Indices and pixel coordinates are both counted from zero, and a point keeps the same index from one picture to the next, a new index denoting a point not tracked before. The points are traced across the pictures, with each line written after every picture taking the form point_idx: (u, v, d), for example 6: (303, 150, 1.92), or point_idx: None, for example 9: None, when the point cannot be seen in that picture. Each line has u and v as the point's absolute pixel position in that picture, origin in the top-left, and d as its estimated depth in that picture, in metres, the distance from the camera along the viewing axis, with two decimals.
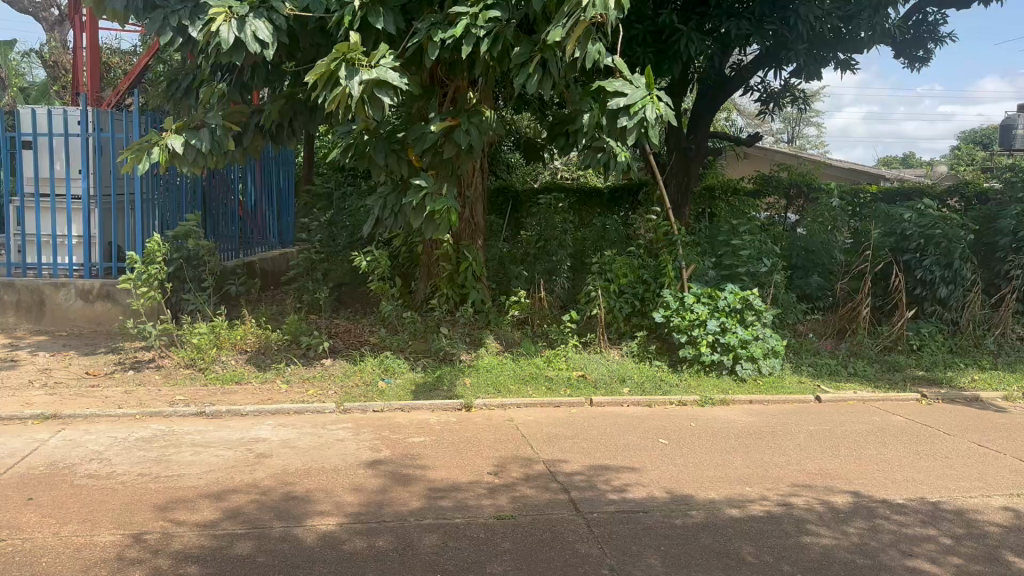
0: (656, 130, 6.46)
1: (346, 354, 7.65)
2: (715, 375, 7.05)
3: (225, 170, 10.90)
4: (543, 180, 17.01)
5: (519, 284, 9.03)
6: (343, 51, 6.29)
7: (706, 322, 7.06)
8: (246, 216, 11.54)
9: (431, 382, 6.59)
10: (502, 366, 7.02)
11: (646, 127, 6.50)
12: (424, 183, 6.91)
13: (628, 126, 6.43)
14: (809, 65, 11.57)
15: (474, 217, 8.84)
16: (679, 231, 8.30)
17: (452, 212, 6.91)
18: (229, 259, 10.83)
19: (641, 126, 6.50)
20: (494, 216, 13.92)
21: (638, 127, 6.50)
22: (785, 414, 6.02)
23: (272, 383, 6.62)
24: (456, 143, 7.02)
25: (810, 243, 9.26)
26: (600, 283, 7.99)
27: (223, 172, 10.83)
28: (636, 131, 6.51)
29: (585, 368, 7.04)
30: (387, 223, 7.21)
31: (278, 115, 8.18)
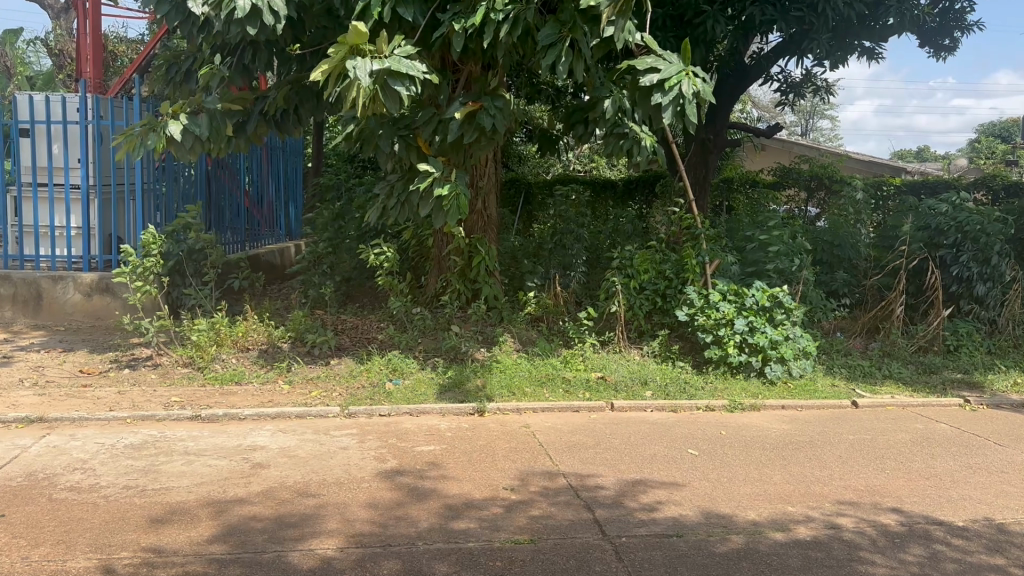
0: (693, 107, 6.08)
1: (352, 352, 7.28)
2: (743, 378, 6.64)
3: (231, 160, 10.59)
4: (556, 172, 16.61)
5: (534, 280, 8.63)
6: (348, 43, 5.89)
7: (734, 321, 6.66)
8: (252, 207, 11.28)
9: (442, 384, 6.21)
10: (517, 366, 6.64)
11: (681, 103, 6.10)
12: (433, 169, 6.55)
13: (663, 102, 6.01)
14: (835, 53, 11.14)
15: (487, 209, 8.45)
16: (703, 223, 7.78)
17: (461, 199, 6.52)
18: (231, 251, 10.56)
19: (677, 102, 6.09)
20: (506, 209, 13.52)
21: (674, 103, 6.08)
22: (821, 421, 5.61)
23: (274, 384, 6.26)
24: (477, 127, 6.65)
25: (836, 238, 8.76)
26: (620, 278, 7.59)
27: (228, 162, 10.52)
28: (673, 106, 6.08)
29: (605, 370, 6.64)
30: (392, 213, 6.86)
31: (284, 102, 7.89)
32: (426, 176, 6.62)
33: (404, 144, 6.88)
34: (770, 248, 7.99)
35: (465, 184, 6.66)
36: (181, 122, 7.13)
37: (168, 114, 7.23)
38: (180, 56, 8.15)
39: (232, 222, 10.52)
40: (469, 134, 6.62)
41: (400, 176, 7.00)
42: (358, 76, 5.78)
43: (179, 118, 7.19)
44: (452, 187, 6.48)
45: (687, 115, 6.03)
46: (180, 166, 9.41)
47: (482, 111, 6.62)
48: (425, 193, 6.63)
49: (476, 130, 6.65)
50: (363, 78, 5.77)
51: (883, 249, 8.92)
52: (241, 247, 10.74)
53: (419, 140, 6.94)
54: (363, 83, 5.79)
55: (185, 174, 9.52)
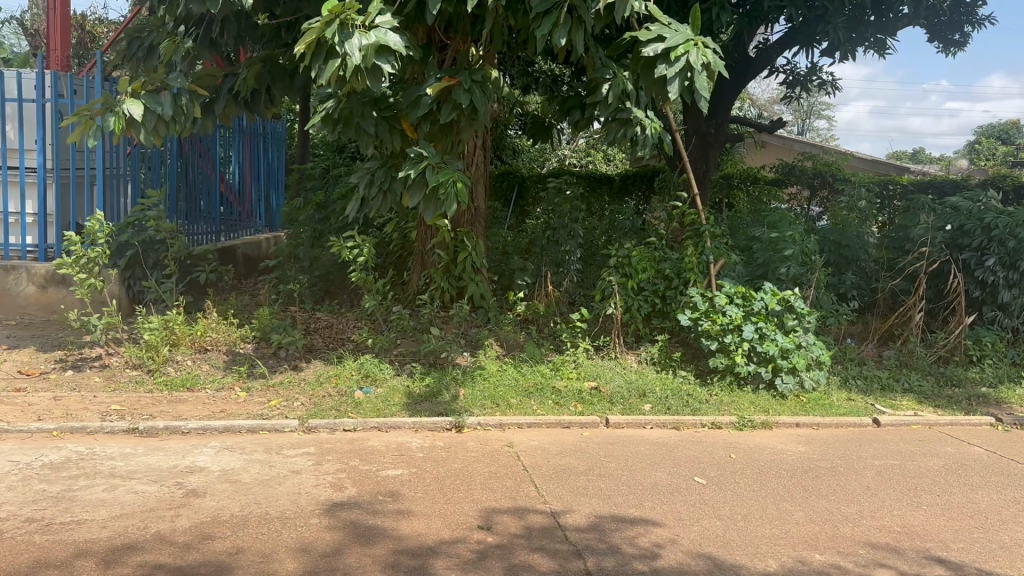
0: (703, 78, 5.46)
1: (322, 355, 6.64)
2: (751, 390, 6.02)
3: (206, 145, 9.94)
4: (551, 165, 16.04)
5: (524, 278, 8.07)
6: (337, 10, 5.14)
7: (742, 327, 6.04)
8: (227, 194, 10.60)
9: (417, 393, 5.58)
10: (502, 374, 6.02)
11: (689, 76, 5.49)
12: (426, 154, 5.84)
13: (668, 74, 5.43)
14: (846, 43, 10.54)
15: (476, 202, 7.80)
16: (708, 218, 7.17)
17: (460, 188, 5.72)
18: (203, 241, 9.87)
19: (685, 73, 5.49)
20: (498, 202, 12.92)
21: (682, 75, 5.49)
22: (841, 442, 5.01)
23: (229, 391, 5.63)
24: (455, 105, 5.97)
25: (840, 237, 8.14)
26: (616, 277, 6.97)
27: (203, 148, 9.90)
28: (680, 79, 5.48)
29: (600, 379, 6.02)
30: (373, 204, 6.19)
31: (255, 81, 7.29)
32: (417, 162, 5.87)
33: (387, 126, 6.16)
34: (780, 247, 7.36)
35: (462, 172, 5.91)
36: (141, 101, 6.30)
37: (127, 92, 6.39)
38: (142, 29, 7.31)
39: (203, 210, 9.88)
40: (447, 113, 5.94)
41: (384, 161, 6.31)
42: (348, 51, 5.11)
43: (139, 97, 6.35)
44: (450, 173, 5.72)
45: (698, 88, 5.40)
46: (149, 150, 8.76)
47: (458, 88, 5.91)
48: (415, 181, 5.91)
49: (453, 109, 5.96)
50: (353, 55, 5.09)
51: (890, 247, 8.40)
52: (216, 237, 10.13)
53: (404, 123, 6.24)
54: (353, 60, 5.10)
55: (154, 157, 8.89)
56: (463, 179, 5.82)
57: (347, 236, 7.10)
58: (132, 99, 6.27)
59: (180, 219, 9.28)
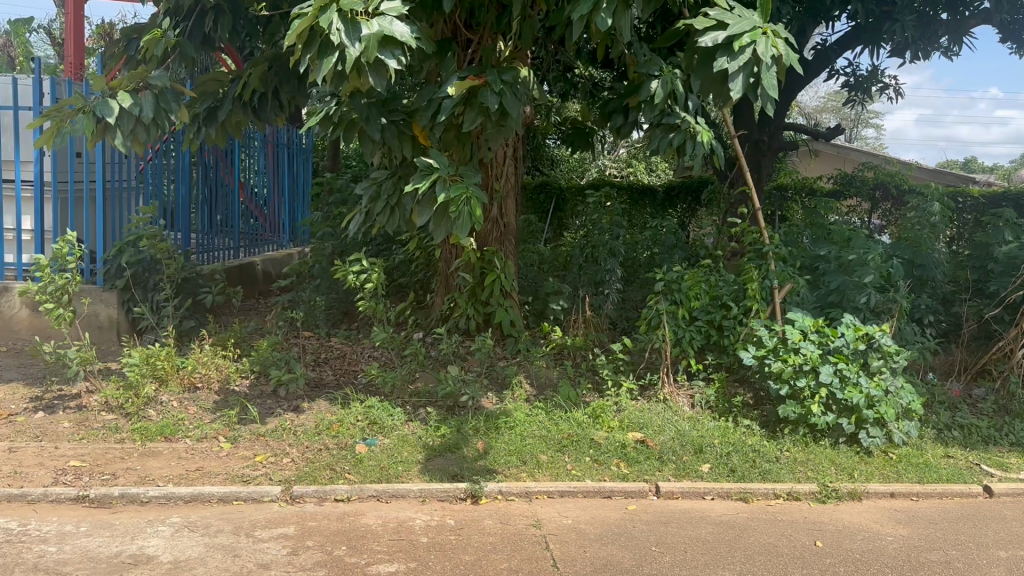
0: (771, 75, 4.54)
1: (328, 394, 5.83)
2: (828, 445, 5.08)
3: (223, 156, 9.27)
4: (590, 176, 15.39)
5: (559, 302, 7.20)
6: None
7: (819, 368, 5.09)
8: (246, 208, 9.90)
9: (430, 446, 4.72)
10: (533, 421, 5.14)
11: (756, 72, 4.59)
12: (437, 165, 5.00)
13: (730, 69, 4.52)
14: (916, 43, 9.52)
15: (505, 218, 6.92)
16: (772, 237, 6.23)
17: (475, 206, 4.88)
18: (218, 257, 9.19)
19: (750, 68, 4.57)
20: (535, 216, 12.16)
21: (746, 70, 4.58)
22: (951, 522, 4.05)
23: (212, 443, 4.83)
24: (480, 108, 5.11)
25: (913, 255, 7.22)
26: (665, 306, 6.04)
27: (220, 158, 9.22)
28: (743, 75, 4.58)
29: (648, 431, 5.10)
30: (378, 219, 5.43)
31: (259, 84, 6.58)
32: (426, 174, 5.05)
33: (396, 131, 5.39)
34: (856, 270, 6.41)
35: (478, 186, 5.07)
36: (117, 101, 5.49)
37: (103, 92, 5.57)
38: (142, 29, 6.44)
39: (219, 225, 9.18)
40: (470, 120, 5.08)
41: (393, 172, 5.56)
42: (345, 42, 4.33)
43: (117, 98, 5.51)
44: (464, 188, 4.89)
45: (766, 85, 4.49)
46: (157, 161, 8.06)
47: (486, 89, 5.04)
48: (424, 196, 5.10)
49: (479, 114, 5.10)
50: (351, 47, 4.33)
51: (965, 268, 7.71)
52: (234, 252, 9.48)
53: (418, 131, 5.46)
54: (352, 54, 4.33)
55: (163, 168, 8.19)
56: (479, 196, 4.98)
57: (354, 259, 6.22)
58: (108, 101, 5.43)
59: (192, 231, 8.63)
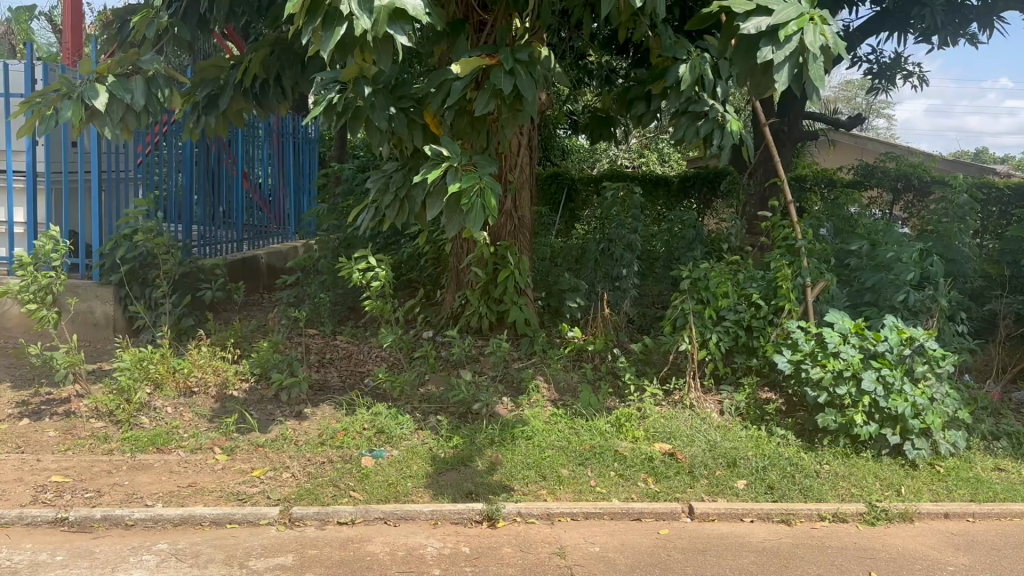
0: (820, 66, 4.17)
1: (332, 399, 5.49)
2: (871, 457, 4.71)
3: (227, 146, 8.92)
4: (602, 167, 15.13)
5: (576, 299, 6.84)
6: None
7: (861, 374, 4.72)
8: (252, 202, 9.57)
9: (441, 458, 4.36)
10: (551, 430, 4.79)
11: (801, 62, 4.23)
12: (447, 153, 4.63)
13: (775, 59, 4.14)
14: (947, 29, 9.08)
15: (519, 211, 6.55)
16: (804, 232, 5.85)
17: (489, 197, 4.51)
18: (222, 251, 8.85)
19: (796, 58, 4.19)
20: (547, 207, 11.79)
21: (792, 60, 4.19)
22: (1015, 549, 3.68)
23: (207, 454, 4.50)
24: (492, 91, 4.72)
25: (950, 250, 6.83)
26: (691, 305, 5.67)
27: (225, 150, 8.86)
28: (788, 66, 4.20)
29: (675, 442, 4.73)
30: (387, 214, 5.07)
31: (260, 69, 6.20)
32: (435, 164, 4.68)
33: (405, 119, 5.02)
34: (894, 268, 6.02)
35: (491, 176, 4.69)
36: (107, 88, 5.14)
37: (91, 76, 5.24)
38: (136, 9, 6.08)
39: (223, 218, 8.84)
40: (482, 103, 4.69)
41: (402, 163, 5.18)
42: (355, 12, 3.95)
43: (105, 82, 5.18)
44: (477, 178, 4.52)
45: (813, 79, 4.14)
46: (160, 154, 7.73)
47: (499, 70, 4.66)
48: (435, 188, 4.73)
49: (491, 98, 4.71)
50: (361, 17, 3.95)
51: (1002, 263, 7.32)
52: (238, 245, 9.15)
53: (429, 119, 5.09)
54: (362, 26, 3.96)
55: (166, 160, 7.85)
56: (493, 186, 4.61)
57: (360, 256, 5.86)
58: (95, 85, 5.10)
59: (193, 224, 8.30)
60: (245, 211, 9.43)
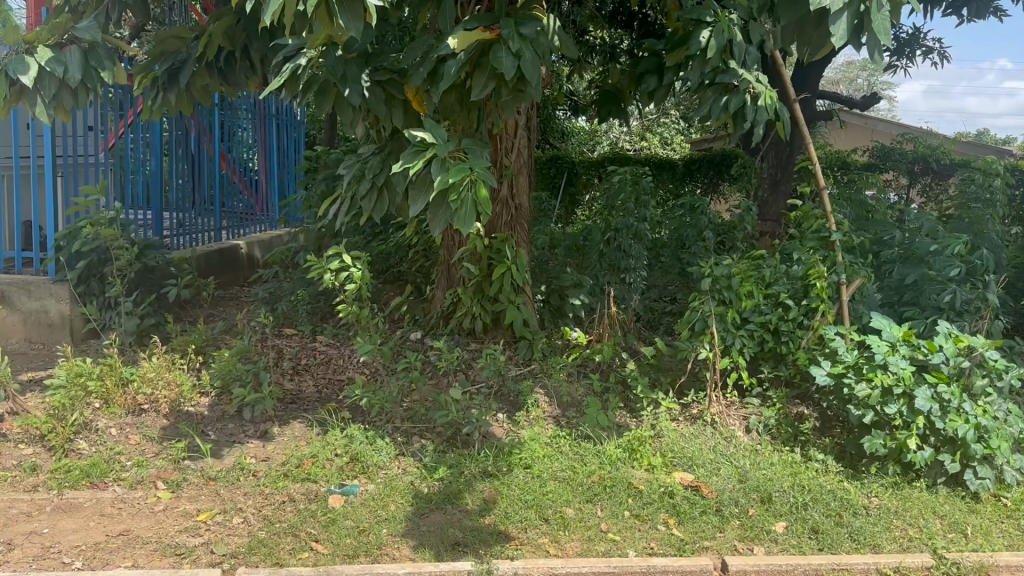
0: (884, 15, 3.54)
1: (303, 415, 4.83)
2: (927, 487, 4.04)
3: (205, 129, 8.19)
4: (604, 150, 14.42)
5: (580, 297, 6.15)
6: None
7: (913, 391, 4.07)
8: (233, 189, 8.85)
9: (423, 495, 3.69)
10: (553, 455, 4.13)
11: (862, 11, 3.61)
12: (433, 139, 3.91)
13: (832, 8, 3.53)
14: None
15: (518, 199, 5.86)
16: (840, 223, 5.15)
17: (481, 192, 3.84)
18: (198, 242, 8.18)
19: (859, 5, 3.56)
20: (547, 192, 11.09)
21: (853, 7, 3.58)
22: None
23: (149, 489, 3.84)
24: (492, 74, 4.03)
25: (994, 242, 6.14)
26: (713, 307, 4.97)
27: (202, 133, 8.13)
28: (848, 14, 3.58)
29: (699, 471, 4.08)
30: (362, 206, 4.37)
31: (223, 39, 5.45)
32: (419, 149, 4.00)
33: (383, 94, 4.35)
34: (936, 262, 5.34)
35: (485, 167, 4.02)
36: (38, 59, 4.43)
37: (20, 47, 4.54)
38: None
39: (197, 209, 8.13)
40: (480, 87, 4.01)
41: (380, 147, 4.51)
42: None
43: (36, 53, 4.47)
44: (468, 171, 3.83)
45: (876, 28, 3.52)
46: (127, 139, 7.02)
47: (500, 47, 3.96)
48: (417, 178, 4.02)
49: (491, 80, 4.04)
50: None
51: None
52: (216, 234, 8.45)
53: (410, 95, 4.34)
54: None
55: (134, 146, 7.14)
56: (486, 178, 3.91)
57: (333, 252, 5.16)
58: (24, 57, 4.39)
59: (165, 210, 7.64)
60: (224, 200, 8.72)
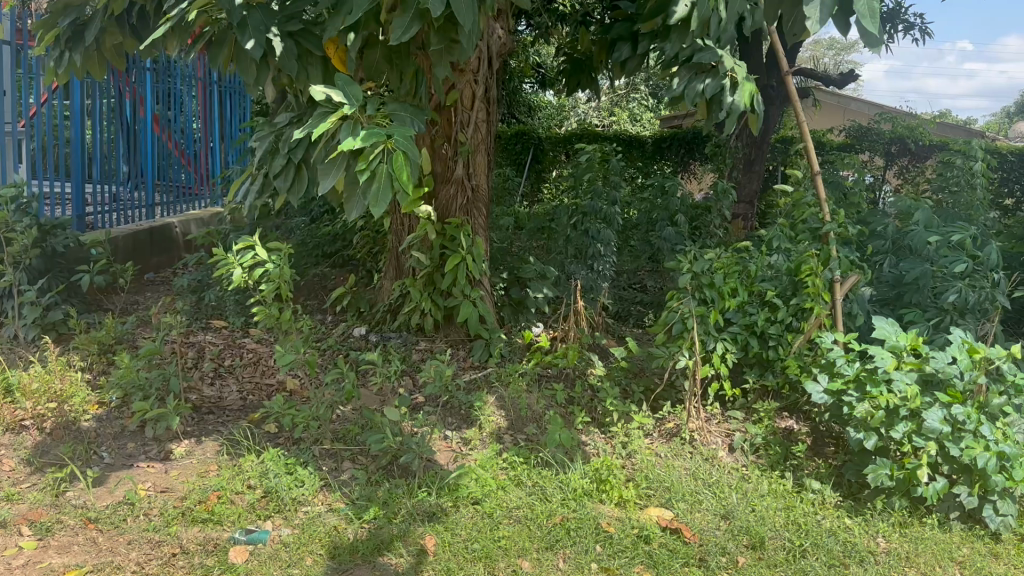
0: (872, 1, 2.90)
1: (218, 429, 4.16)
2: (943, 524, 3.48)
3: (139, 92, 7.27)
4: (572, 126, 13.81)
5: (543, 290, 5.50)
6: None
7: (923, 413, 3.47)
8: (173, 160, 7.94)
9: (347, 544, 3.05)
10: (506, 486, 3.51)
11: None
12: (342, 99, 3.28)
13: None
14: None
15: (472, 177, 5.16)
16: (834, 211, 4.57)
17: (397, 163, 3.13)
18: (130, 219, 7.39)
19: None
20: (510, 170, 10.44)
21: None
22: None
23: (14, 533, 3.17)
24: (416, 12, 3.30)
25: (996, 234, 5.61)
26: (694, 307, 4.35)
27: (136, 98, 7.21)
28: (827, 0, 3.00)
29: (678, 505, 3.49)
30: (276, 184, 3.67)
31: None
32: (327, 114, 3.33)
33: (296, 49, 3.71)
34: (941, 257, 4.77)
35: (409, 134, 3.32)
36: None
37: None
38: None
39: (127, 182, 7.24)
40: (402, 27, 3.29)
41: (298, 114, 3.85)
42: None
43: None
44: (380, 137, 3.15)
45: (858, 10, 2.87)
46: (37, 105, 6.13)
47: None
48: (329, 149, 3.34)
49: (415, 20, 3.31)
50: None
51: None
52: (148, 210, 7.57)
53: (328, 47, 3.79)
54: None
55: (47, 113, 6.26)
56: (408, 149, 3.21)
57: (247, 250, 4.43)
58: None
59: (86, 183, 6.76)
60: (161, 173, 7.82)
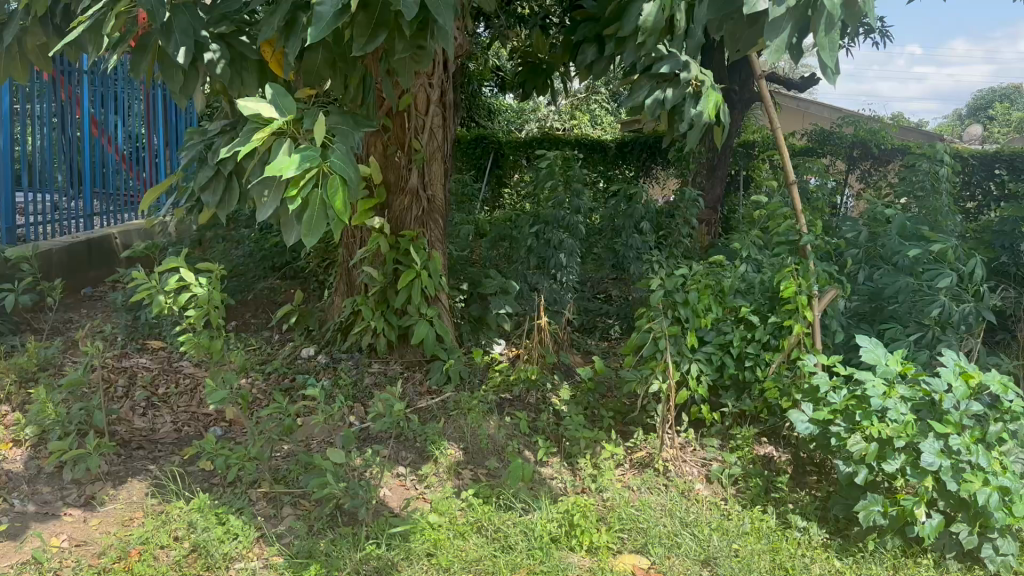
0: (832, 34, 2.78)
1: (146, 467, 3.76)
2: (939, 564, 3.22)
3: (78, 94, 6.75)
4: (532, 130, 13.52)
5: (506, 306, 5.05)
6: None
7: (919, 445, 3.20)
8: (118, 167, 7.41)
9: None
10: (464, 533, 3.17)
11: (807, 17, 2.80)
12: (274, 114, 2.88)
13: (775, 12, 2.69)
14: None
15: (429, 189, 4.80)
16: (811, 223, 4.31)
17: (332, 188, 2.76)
18: (67, 230, 6.88)
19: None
20: (470, 176, 10.11)
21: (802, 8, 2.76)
22: None
23: None
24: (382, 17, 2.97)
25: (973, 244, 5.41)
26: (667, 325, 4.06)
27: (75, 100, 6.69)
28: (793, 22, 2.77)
29: (654, 551, 3.19)
30: (203, 199, 3.28)
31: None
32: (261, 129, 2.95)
33: (228, 52, 3.42)
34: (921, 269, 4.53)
35: (349, 154, 2.97)
36: None
37: None
38: None
39: (63, 190, 6.72)
40: (364, 40, 2.96)
41: (230, 124, 3.49)
42: None
43: None
44: (314, 159, 2.79)
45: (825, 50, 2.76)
46: None
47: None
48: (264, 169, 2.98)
49: (383, 28, 2.98)
50: None
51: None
52: (86, 220, 7.04)
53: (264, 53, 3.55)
54: None
55: None
56: (346, 173, 2.84)
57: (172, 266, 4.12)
58: None
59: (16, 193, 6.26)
60: (105, 180, 7.28)
